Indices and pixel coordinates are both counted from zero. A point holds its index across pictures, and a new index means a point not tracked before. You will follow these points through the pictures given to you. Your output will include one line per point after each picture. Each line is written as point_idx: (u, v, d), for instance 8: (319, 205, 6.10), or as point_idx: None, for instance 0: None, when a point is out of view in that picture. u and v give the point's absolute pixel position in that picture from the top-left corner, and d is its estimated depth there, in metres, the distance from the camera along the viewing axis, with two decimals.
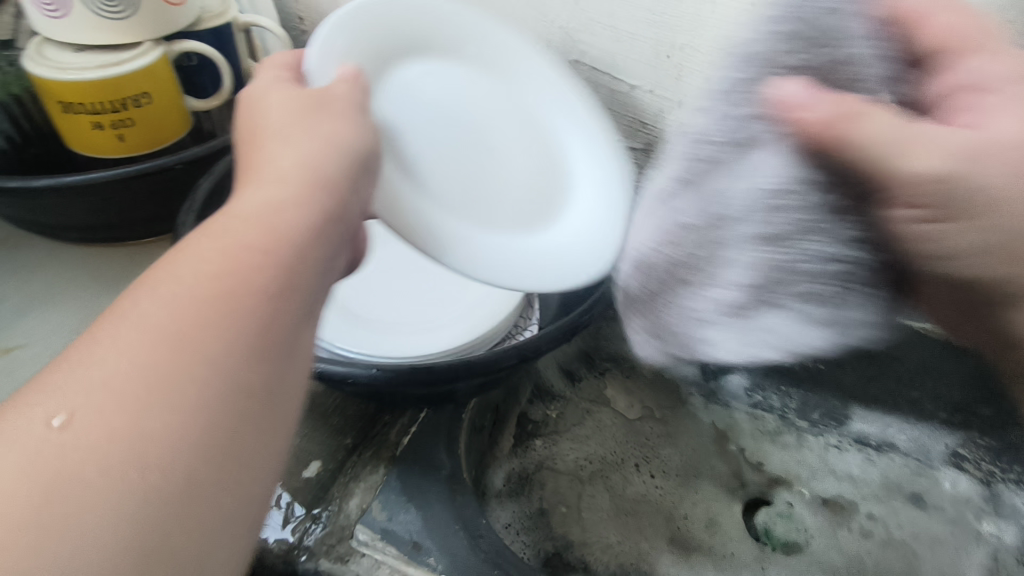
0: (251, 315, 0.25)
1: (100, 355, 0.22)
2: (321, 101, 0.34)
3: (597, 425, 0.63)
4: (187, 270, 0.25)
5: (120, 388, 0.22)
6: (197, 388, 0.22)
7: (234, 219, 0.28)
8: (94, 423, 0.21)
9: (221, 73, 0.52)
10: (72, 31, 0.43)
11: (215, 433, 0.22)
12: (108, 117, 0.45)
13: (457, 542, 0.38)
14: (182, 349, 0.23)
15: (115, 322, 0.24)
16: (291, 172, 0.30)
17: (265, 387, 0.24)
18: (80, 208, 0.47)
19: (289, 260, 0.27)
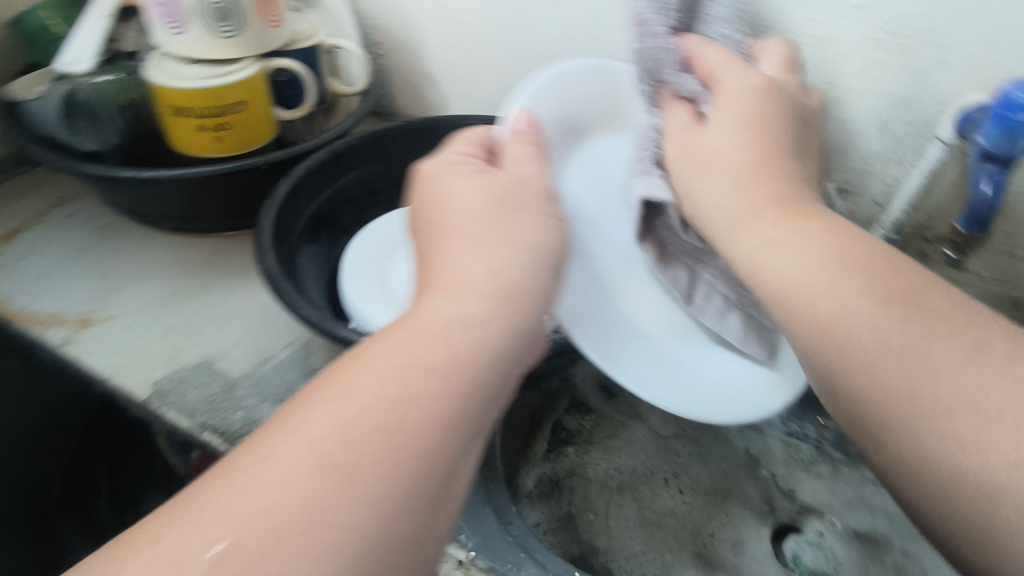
0: (426, 419, 0.26)
1: (263, 479, 0.24)
2: (514, 198, 0.35)
3: (630, 438, 0.64)
4: (389, 364, 0.27)
5: (282, 516, 0.23)
6: (377, 481, 0.24)
7: (427, 333, 0.29)
8: (263, 549, 0.22)
9: (307, 88, 0.58)
10: (188, 46, 0.50)
11: (371, 561, 0.24)
12: (211, 121, 0.52)
13: (486, 523, 0.41)
14: (369, 437, 0.25)
15: (284, 437, 0.25)
16: (479, 283, 0.31)
17: (425, 521, 0.25)
18: (177, 199, 0.53)
19: (470, 386, 0.28)
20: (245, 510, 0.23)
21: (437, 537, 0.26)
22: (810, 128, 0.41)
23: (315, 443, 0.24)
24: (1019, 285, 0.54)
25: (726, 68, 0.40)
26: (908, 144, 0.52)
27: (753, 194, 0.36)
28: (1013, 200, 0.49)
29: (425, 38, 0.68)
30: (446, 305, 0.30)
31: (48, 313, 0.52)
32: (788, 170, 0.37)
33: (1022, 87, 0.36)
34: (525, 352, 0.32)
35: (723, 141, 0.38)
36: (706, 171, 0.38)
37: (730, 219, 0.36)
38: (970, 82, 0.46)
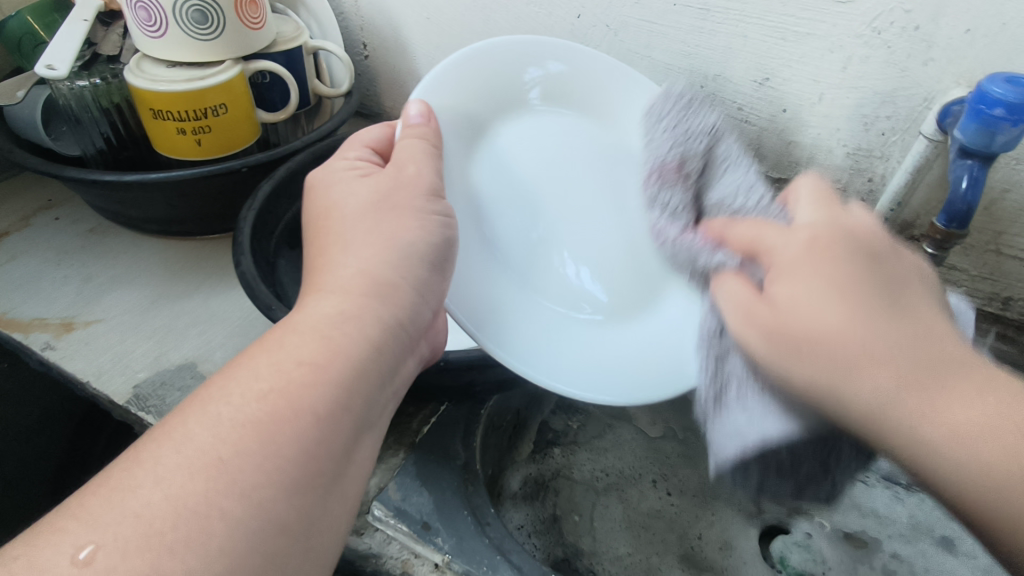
0: (283, 409, 0.27)
1: (139, 482, 0.25)
2: (392, 199, 0.37)
3: (617, 439, 0.64)
4: (252, 370, 0.29)
5: (156, 516, 0.24)
6: (242, 471, 0.25)
7: (304, 330, 0.30)
8: (133, 546, 0.23)
9: (290, 90, 0.58)
10: (167, 48, 0.50)
11: (249, 546, 0.25)
12: (190, 124, 0.51)
13: (463, 526, 0.40)
14: (227, 438, 0.26)
15: (163, 444, 0.26)
16: (351, 283, 0.33)
17: (308, 506, 0.27)
18: (159, 202, 0.53)
19: (347, 375, 0.30)
20: (112, 514, 0.23)
21: (329, 520, 0.28)
22: (895, 255, 0.34)
23: (188, 443, 0.26)
24: (1009, 284, 0.53)
25: (807, 209, 0.37)
26: (893, 140, 0.51)
27: (853, 307, 0.31)
28: (1000, 194, 0.49)
29: (410, 37, 0.68)
30: (326, 306, 0.32)
31: (32, 318, 0.52)
32: (886, 311, 0.31)
33: (995, 83, 0.36)
34: (406, 349, 0.34)
35: (788, 241, 0.34)
36: (789, 274, 0.33)
37: (823, 331, 0.31)
38: (952, 77, 0.46)
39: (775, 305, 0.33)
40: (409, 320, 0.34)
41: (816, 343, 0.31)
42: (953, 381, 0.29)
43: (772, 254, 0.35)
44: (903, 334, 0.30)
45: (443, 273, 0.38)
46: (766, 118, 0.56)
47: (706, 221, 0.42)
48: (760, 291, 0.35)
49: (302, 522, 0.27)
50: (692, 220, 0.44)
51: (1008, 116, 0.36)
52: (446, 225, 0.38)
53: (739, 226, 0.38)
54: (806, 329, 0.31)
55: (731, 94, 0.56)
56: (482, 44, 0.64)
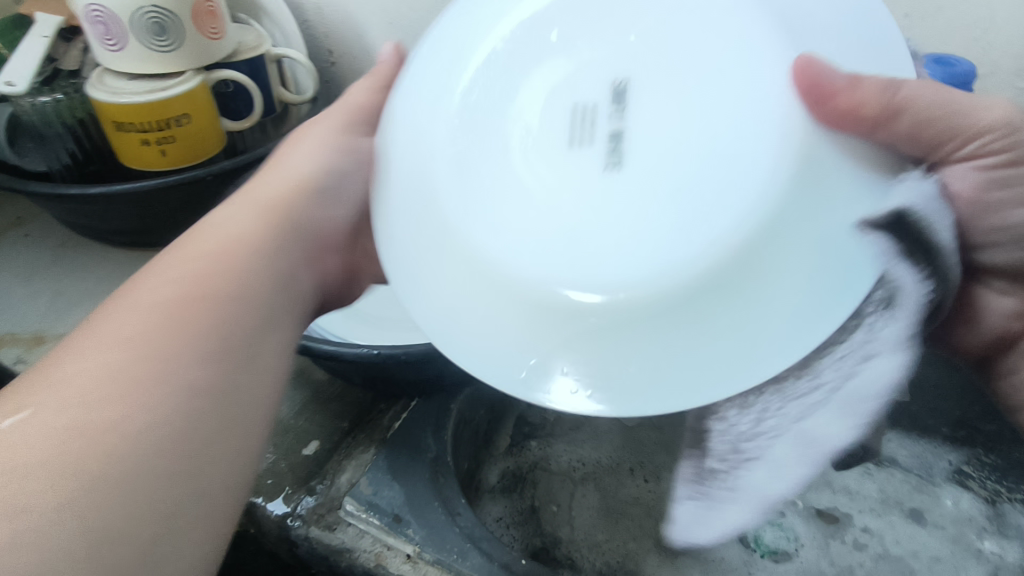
0: (141, 338, 0.31)
1: (41, 400, 0.29)
2: (315, 190, 0.42)
3: (594, 431, 0.65)
4: (134, 300, 0.34)
5: (117, 367, 0.30)
6: (103, 394, 0.29)
7: (210, 238, 0.38)
8: (68, 433, 0.27)
9: (254, 98, 0.58)
10: (126, 61, 0.51)
11: (150, 480, 0.28)
12: (153, 135, 0.52)
13: (434, 516, 0.41)
14: (72, 366, 0.30)
15: (63, 365, 0.30)
16: (224, 238, 0.38)
17: (237, 385, 0.32)
18: (126, 213, 0.54)
19: (256, 268, 0.37)
20: (73, 391, 0.29)
21: (257, 412, 0.33)
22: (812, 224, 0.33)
23: (110, 367, 0.30)
24: None
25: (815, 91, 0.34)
26: None
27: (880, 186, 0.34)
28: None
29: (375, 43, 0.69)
30: (226, 214, 0.40)
31: (3, 334, 0.53)
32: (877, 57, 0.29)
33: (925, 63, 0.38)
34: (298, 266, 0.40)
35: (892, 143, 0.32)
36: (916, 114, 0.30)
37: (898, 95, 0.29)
38: None
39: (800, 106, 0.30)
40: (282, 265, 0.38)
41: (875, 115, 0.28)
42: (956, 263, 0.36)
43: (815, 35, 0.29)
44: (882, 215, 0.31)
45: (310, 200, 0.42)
46: None
47: None
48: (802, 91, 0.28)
49: (228, 395, 0.32)
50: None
51: None
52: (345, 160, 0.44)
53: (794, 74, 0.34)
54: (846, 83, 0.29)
55: None
56: None
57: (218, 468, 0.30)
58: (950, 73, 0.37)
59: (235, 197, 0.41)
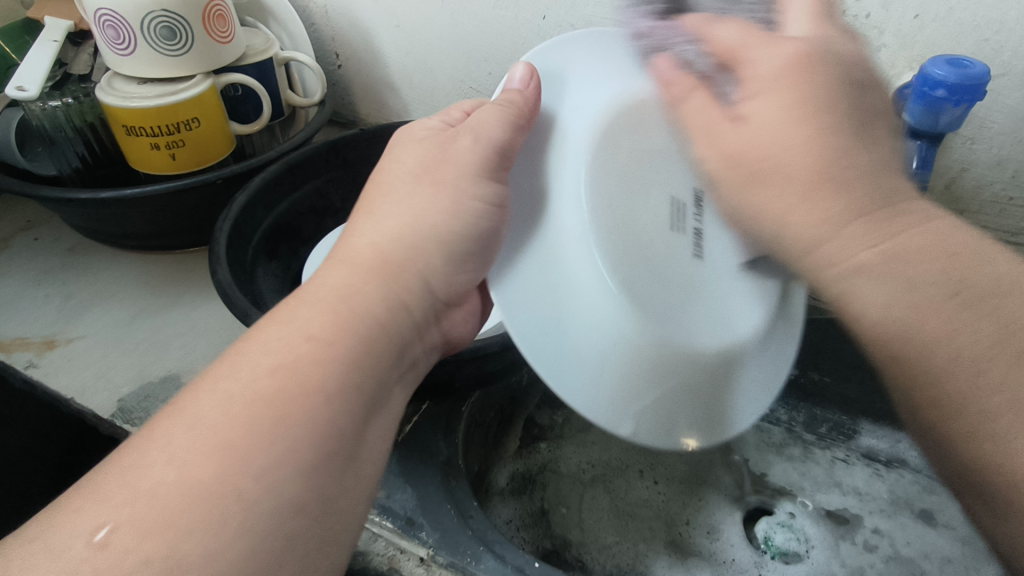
0: (284, 391, 0.28)
1: (152, 463, 0.26)
2: (444, 175, 0.36)
3: (603, 433, 0.65)
4: (269, 344, 0.30)
5: (207, 484, 0.26)
6: (225, 470, 0.26)
7: (319, 304, 0.32)
8: (179, 521, 0.25)
9: (262, 101, 0.58)
10: (137, 65, 0.51)
11: (263, 547, 0.26)
12: (164, 139, 0.52)
13: (447, 519, 0.41)
14: (219, 424, 0.27)
15: (174, 418, 0.28)
16: (361, 255, 0.34)
17: (326, 488, 0.28)
18: (136, 217, 0.54)
19: (358, 353, 0.31)
20: (172, 478, 0.26)
21: (347, 505, 0.29)
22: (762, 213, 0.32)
23: (240, 434, 0.27)
24: None
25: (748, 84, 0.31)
26: None
27: (830, 204, 0.29)
28: (958, 174, 0.50)
29: (381, 46, 0.69)
30: (373, 223, 0.35)
31: (13, 338, 0.53)
32: (879, 177, 0.30)
33: (938, 65, 0.38)
34: (417, 334, 0.35)
35: (776, 151, 0.30)
36: (776, 84, 0.30)
37: (765, 144, 0.30)
38: (905, 62, 0.47)
39: (741, 120, 0.31)
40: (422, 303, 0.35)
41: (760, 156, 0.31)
42: (967, 345, 0.29)
43: (754, 86, 0.31)
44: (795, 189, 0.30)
45: (466, 264, 0.36)
46: None
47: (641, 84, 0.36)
48: (732, 110, 0.32)
49: (319, 501, 0.28)
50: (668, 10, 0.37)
51: (949, 97, 0.38)
52: (492, 213, 0.35)
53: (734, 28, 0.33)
54: (764, 149, 0.30)
55: None
56: (452, 50, 0.65)
57: (313, 562, 0.27)
58: (963, 74, 0.37)
59: (385, 198, 0.36)
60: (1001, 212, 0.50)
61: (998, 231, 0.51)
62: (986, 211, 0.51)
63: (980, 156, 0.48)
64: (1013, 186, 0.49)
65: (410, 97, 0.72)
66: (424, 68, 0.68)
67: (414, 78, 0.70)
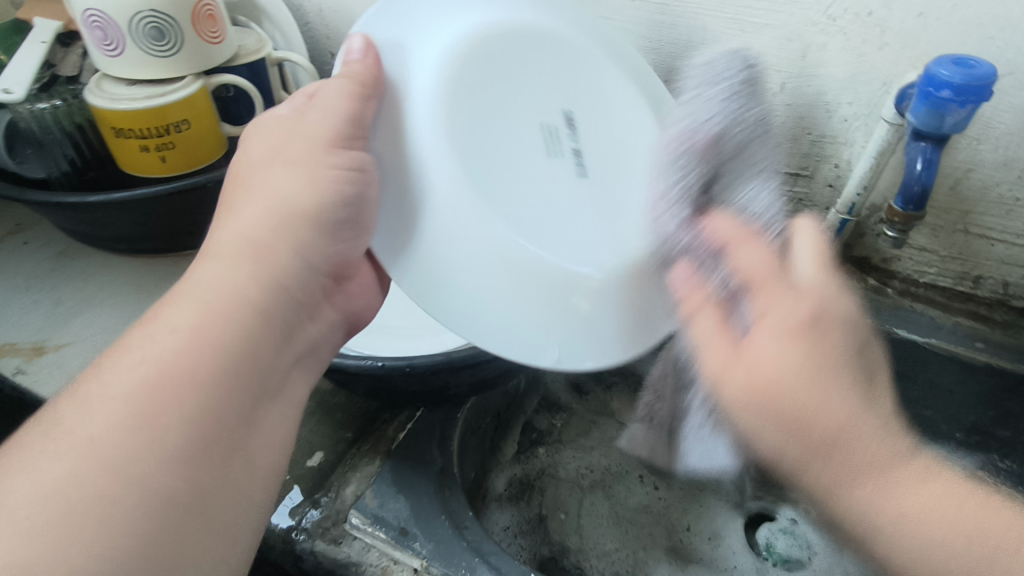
0: (156, 382, 0.27)
1: (24, 470, 0.25)
2: (318, 154, 0.34)
3: (602, 437, 0.64)
4: (146, 342, 0.28)
5: (60, 480, 0.24)
6: (105, 462, 0.25)
7: (187, 296, 0.30)
8: (50, 525, 0.23)
9: (255, 102, 0.58)
10: (126, 66, 0.50)
11: (144, 529, 0.25)
12: (153, 141, 0.51)
13: (441, 530, 0.40)
14: (75, 427, 0.26)
15: (48, 428, 0.26)
16: (232, 244, 0.32)
17: (206, 482, 0.27)
18: (125, 220, 0.53)
19: (236, 339, 0.30)
20: (32, 482, 0.24)
21: (236, 495, 0.28)
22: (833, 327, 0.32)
23: (106, 437, 0.25)
24: (978, 263, 0.53)
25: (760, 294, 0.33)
26: (855, 126, 0.51)
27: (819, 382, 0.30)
28: (964, 174, 0.49)
29: None
30: (253, 206, 0.34)
31: (2, 344, 0.52)
32: (841, 359, 0.31)
33: (942, 65, 0.38)
34: (304, 314, 0.34)
35: (757, 340, 0.31)
36: (763, 293, 0.32)
37: (775, 386, 0.30)
38: (909, 61, 0.46)
39: (750, 364, 0.31)
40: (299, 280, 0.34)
41: (771, 396, 0.30)
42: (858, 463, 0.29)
43: (767, 314, 0.32)
44: (816, 387, 0.30)
45: (341, 233, 0.35)
46: None
47: (712, 216, 0.35)
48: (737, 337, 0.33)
49: (201, 488, 0.27)
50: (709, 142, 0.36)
51: (955, 98, 0.37)
52: (356, 180, 0.34)
53: (752, 256, 0.33)
54: (780, 399, 0.30)
55: None
56: None
57: (203, 545, 0.26)
58: (968, 75, 0.36)
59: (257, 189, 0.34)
60: (1007, 214, 0.49)
61: (1004, 233, 0.51)
62: (992, 212, 0.50)
63: (986, 157, 0.47)
64: (1020, 187, 0.48)
65: None
66: None
67: None
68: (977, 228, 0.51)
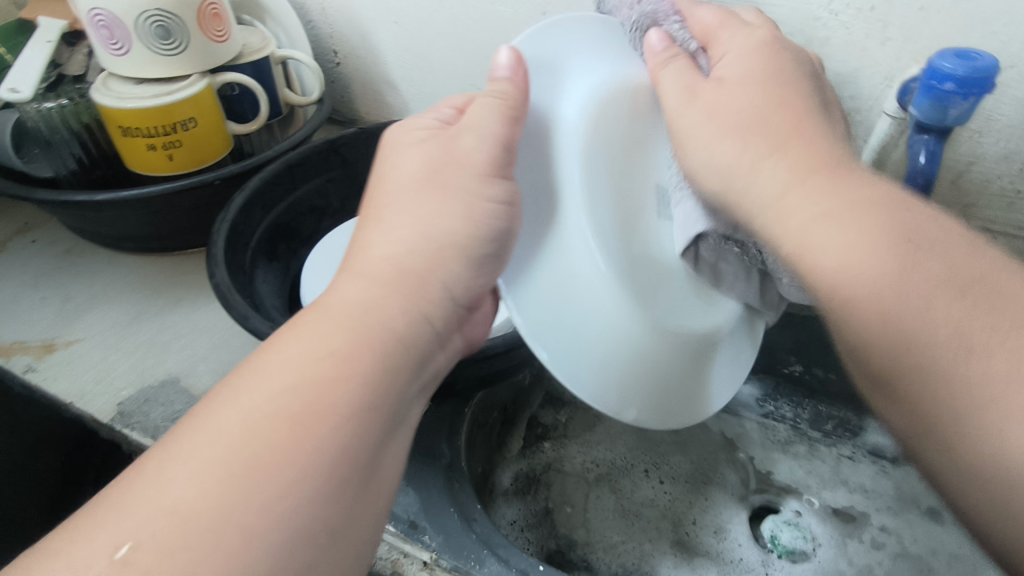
0: (311, 415, 0.28)
1: (169, 479, 0.26)
2: (443, 175, 0.34)
3: (608, 432, 0.64)
4: (295, 364, 0.29)
5: (221, 500, 0.26)
6: (262, 488, 0.26)
7: (332, 321, 0.31)
8: (199, 534, 0.25)
9: (260, 101, 0.58)
10: (132, 65, 0.51)
11: (281, 550, 0.26)
12: (160, 140, 0.52)
13: (450, 522, 0.41)
14: (244, 448, 0.27)
15: (195, 439, 0.28)
16: (381, 267, 0.32)
17: (337, 514, 0.27)
18: (134, 219, 0.54)
19: (378, 373, 0.30)
20: (190, 494, 0.26)
21: (364, 522, 0.29)
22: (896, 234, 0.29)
23: (266, 459, 0.27)
24: None
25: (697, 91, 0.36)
26: (858, 119, 0.51)
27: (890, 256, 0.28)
28: (965, 167, 0.49)
29: (378, 43, 0.68)
30: (393, 228, 0.33)
31: (10, 342, 0.52)
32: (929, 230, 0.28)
33: (946, 58, 0.38)
34: (441, 344, 0.34)
35: (756, 179, 0.32)
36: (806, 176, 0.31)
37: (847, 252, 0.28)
38: (911, 55, 0.46)
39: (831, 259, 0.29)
40: (438, 312, 0.33)
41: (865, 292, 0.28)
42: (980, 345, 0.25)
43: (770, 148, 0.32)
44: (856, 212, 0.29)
45: (485, 266, 0.34)
46: None
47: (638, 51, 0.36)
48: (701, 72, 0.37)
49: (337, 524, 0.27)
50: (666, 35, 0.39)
51: (958, 90, 0.37)
52: (501, 212, 0.33)
53: (681, 79, 0.36)
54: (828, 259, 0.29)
55: None
56: (450, 46, 0.64)
57: (336, 568, 0.27)
58: (972, 67, 0.37)
59: (410, 202, 0.33)
60: (1008, 206, 0.50)
61: (1005, 225, 0.51)
62: (993, 204, 0.50)
63: (988, 149, 0.48)
64: (1021, 179, 0.48)
65: (409, 94, 0.71)
66: (423, 64, 0.67)
67: (412, 74, 0.69)
68: (979, 220, 0.52)
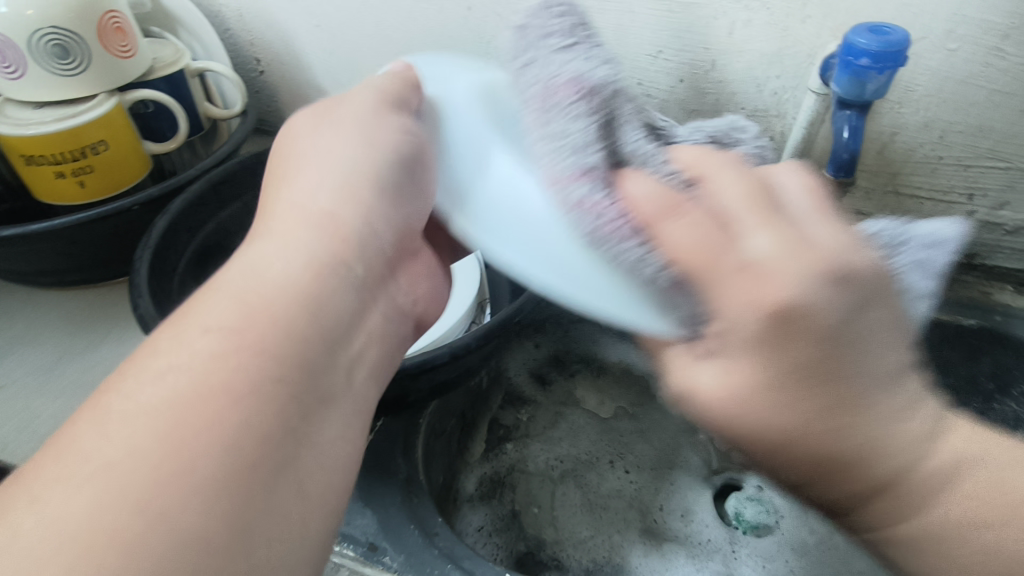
0: (200, 388, 0.26)
1: (49, 491, 0.23)
2: (341, 111, 0.39)
3: (571, 427, 0.64)
4: (182, 349, 0.28)
5: (109, 494, 0.23)
6: (150, 467, 0.24)
7: (230, 291, 0.30)
8: (59, 552, 0.22)
9: (178, 117, 0.55)
10: (29, 88, 0.47)
11: (179, 549, 0.22)
12: (69, 166, 0.48)
13: (411, 540, 0.40)
14: (133, 435, 0.24)
15: (79, 443, 0.24)
16: (289, 215, 0.34)
17: (255, 496, 0.25)
18: (47, 253, 0.50)
19: (284, 341, 0.29)
20: (56, 504, 0.23)
21: (289, 526, 0.26)
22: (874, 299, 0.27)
23: (148, 443, 0.24)
24: None
25: (751, 215, 0.27)
26: (786, 98, 0.52)
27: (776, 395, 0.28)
28: (891, 137, 0.51)
29: (302, 48, 0.66)
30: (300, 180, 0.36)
31: None
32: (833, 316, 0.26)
33: (860, 33, 0.38)
34: (361, 309, 0.34)
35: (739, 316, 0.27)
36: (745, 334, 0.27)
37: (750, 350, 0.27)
38: (829, 31, 0.47)
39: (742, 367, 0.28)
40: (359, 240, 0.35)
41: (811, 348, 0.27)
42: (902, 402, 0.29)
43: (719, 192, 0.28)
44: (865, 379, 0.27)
45: (398, 195, 0.38)
46: (665, 89, 0.56)
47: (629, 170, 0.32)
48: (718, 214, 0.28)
49: (246, 518, 0.25)
50: (607, 161, 0.32)
51: (873, 65, 0.38)
52: (406, 141, 0.38)
53: (656, 183, 0.30)
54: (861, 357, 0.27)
55: (629, 70, 0.56)
56: (377, 47, 0.62)
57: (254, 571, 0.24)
58: (885, 41, 0.37)
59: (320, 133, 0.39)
60: (931, 172, 0.51)
61: (928, 191, 0.53)
62: (918, 171, 0.52)
63: (908, 119, 0.49)
64: (942, 146, 0.50)
65: None
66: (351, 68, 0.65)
67: (341, 78, 0.67)
68: (904, 189, 0.53)
